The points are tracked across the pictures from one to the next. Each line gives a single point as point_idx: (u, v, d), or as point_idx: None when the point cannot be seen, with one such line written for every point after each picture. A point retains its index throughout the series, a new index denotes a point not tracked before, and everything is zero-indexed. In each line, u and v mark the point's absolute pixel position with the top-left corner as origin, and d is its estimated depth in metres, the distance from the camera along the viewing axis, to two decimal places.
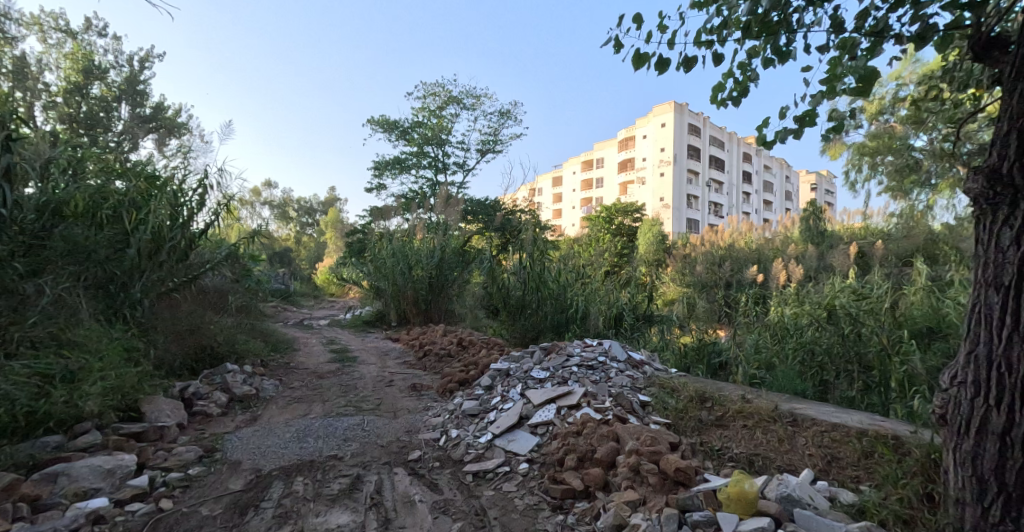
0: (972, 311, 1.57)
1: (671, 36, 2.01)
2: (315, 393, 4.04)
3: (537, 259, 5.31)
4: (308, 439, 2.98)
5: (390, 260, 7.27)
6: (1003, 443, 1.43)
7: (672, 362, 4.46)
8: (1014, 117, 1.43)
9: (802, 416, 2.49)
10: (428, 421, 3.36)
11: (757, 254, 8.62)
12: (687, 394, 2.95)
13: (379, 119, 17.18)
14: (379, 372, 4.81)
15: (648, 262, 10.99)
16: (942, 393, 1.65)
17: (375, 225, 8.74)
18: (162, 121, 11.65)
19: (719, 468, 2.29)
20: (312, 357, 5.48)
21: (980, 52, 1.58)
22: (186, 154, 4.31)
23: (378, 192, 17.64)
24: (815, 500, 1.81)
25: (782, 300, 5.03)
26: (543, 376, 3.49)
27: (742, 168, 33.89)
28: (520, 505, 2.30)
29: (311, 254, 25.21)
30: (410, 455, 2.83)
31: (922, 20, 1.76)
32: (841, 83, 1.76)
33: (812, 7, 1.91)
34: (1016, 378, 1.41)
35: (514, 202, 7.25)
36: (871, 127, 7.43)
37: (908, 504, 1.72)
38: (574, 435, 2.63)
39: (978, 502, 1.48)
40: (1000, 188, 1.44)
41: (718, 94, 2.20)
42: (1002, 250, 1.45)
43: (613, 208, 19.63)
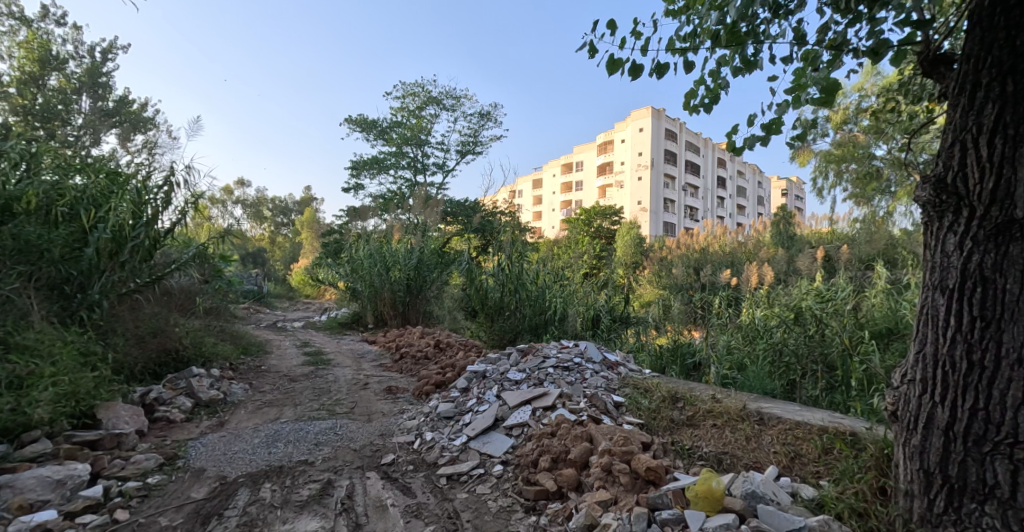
0: (921, 312, 1.65)
1: (643, 43, 2.06)
2: (287, 397, 3.95)
3: (516, 260, 5.33)
4: (278, 444, 2.91)
5: (368, 261, 7.18)
6: (946, 437, 1.51)
7: (648, 363, 4.54)
8: (958, 129, 1.52)
9: (769, 415, 2.57)
10: (402, 424, 3.33)
11: (730, 257, 8.84)
12: (660, 395, 3.01)
13: (356, 119, 16.97)
14: (354, 375, 4.73)
15: (626, 264, 11.15)
16: (894, 391, 1.74)
17: (352, 226, 8.60)
18: (127, 116, 11.20)
19: (689, 467, 2.33)
20: (285, 360, 5.37)
21: (929, 66, 1.66)
22: (153, 150, 4.17)
23: (356, 192, 17.39)
24: (778, 496, 1.86)
25: (753, 302, 5.18)
26: (519, 377, 3.51)
27: (716, 173, 34.68)
28: (493, 507, 2.30)
29: (286, 254, 24.68)
30: (383, 459, 2.80)
31: (877, 36, 1.85)
32: (805, 93, 1.83)
33: (777, 20, 1.98)
34: (959, 375, 1.49)
35: (494, 203, 7.27)
36: (837, 136, 7.74)
37: (863, 498, 1.79)
38: (549, 436, 2.65)
39: (925, 494, 1.56)
40: (946, 196, 1.52)
41: (690, 101, 2.26)
42: (947, 255, 1.53)
43: (592, 211, 19.88)
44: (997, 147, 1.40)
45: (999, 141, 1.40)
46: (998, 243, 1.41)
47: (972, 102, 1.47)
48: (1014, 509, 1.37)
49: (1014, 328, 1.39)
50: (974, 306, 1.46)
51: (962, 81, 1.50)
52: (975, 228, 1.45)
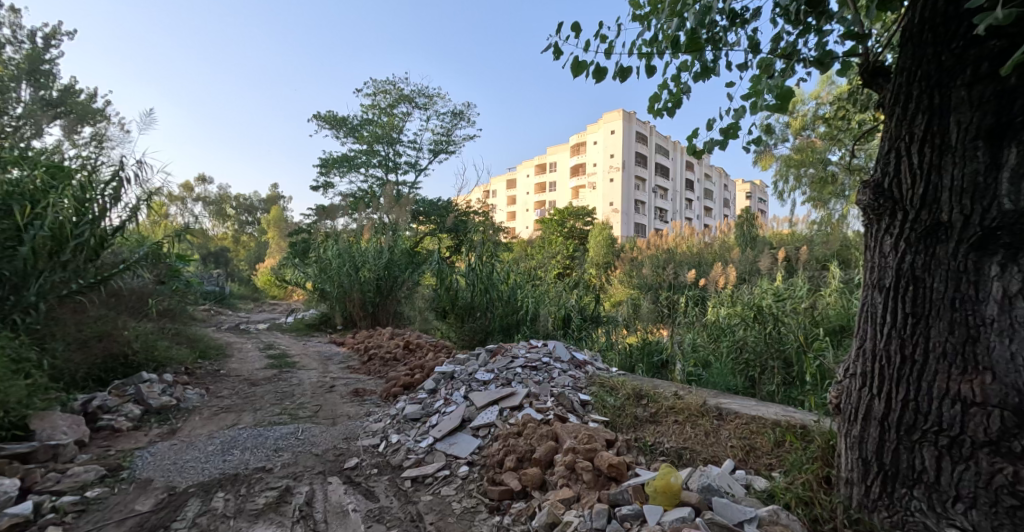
0: (862, 310, 1.74)
1: (607, 46, 2.10)
2: (246, 401, 3.81)
3: (487, 261, 5.32)
4: (234, 451, 2.80)
5: (336, 261, 7.02)
6: (881, 427, 1.60)
7: (617, 362, 4.62)
8: (893, 138, 1.61)
9: (727, 410, 2.65)
10: (367, 427, 3.27)
11: (698, 256, 9.09)
12: (624, 392, 3.06)
13: (325, 115, 16.55)
14: (320, 377, 4.62)
15: (598, 265, 11.30)
16: (838, 384, 1.83)
17: (320, 225, 8.37)
18: (73, 106, 10.49)
19: (651, 462, 2.38)
20: (247, 363, 5.17)
21: (869, 77, 1.75)
22: (102, 143, 3.93)
23: (324, 191, 16.94)
24: (732, 489, 1.92)
25: (718, 301, 5.35)
26: (487, 377, 3.50)
27: (683, 175, 35.59)
28: (457, 508, 2.29)
29: (251, 254, 23.82)
30: (346, 463, 2.74)
31: (824, 46, 1.94)
32: (761, 99, 1.90)
33: (733, 28, 2.05)
34: (894, 369, 1.58)
35: (468, 203, 7.26)
36: (796, 142, 8.10)
37: (809, 487, 1.86)
38: (516, 436, 2.65)
39: (863, 482, 1.65)
40: (883, 200, 1.61)
41: (655, 105, 2.31)
42: (884, 255, 1.62)
43: (565, 211, 20.07)
44: (926, 155, 1.49)
45: (928, 149, 1.49)
46: (927, 245, 1.50)
47: (906, 112, 1.56)
48: (938, 492, 1.47)
49: (941, 324, 1.48)
50: (907, 303, 1.55)
51: (897, 93, 1.58)
52: (907, 231, 1.55)
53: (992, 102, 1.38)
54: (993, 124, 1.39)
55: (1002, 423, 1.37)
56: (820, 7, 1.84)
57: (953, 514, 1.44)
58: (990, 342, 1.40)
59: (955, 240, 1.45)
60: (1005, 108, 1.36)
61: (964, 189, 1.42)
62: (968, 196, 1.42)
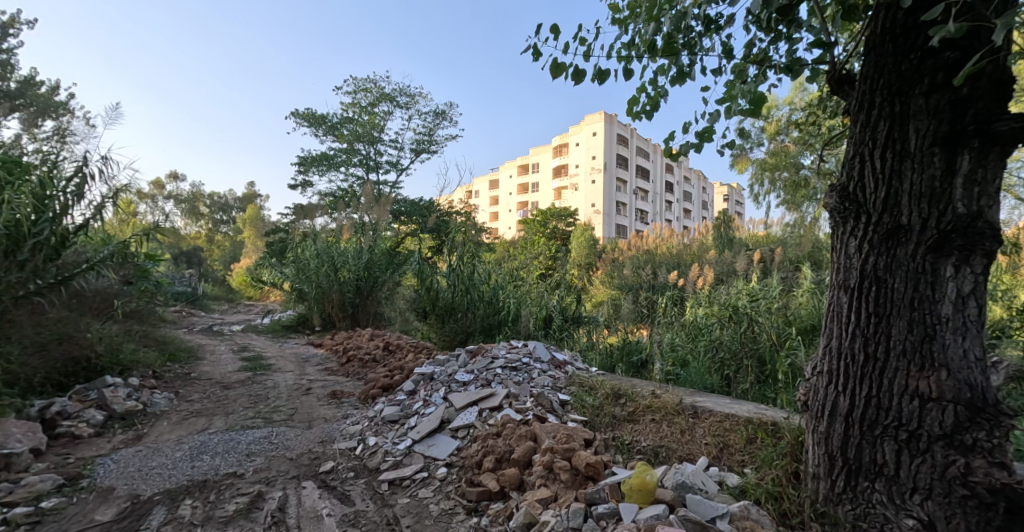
0: (829, 309, 1.79)
1: (586, 49, 2.12)
2: (218, 405, 3.71)
3: (468, 261, 5.30)
4: (203, 456, 2.72)
5: (314, 261, 6.89)
6: (846, 423, 1.65)
7: (598, 362, 4.66)
8: (857, 143, 1.66)
9: (702, 408, 2.69)
10: (344, 430, 3.22)
11: (677, 257, 9.25)
12: (603, 392, 3.09)
13: (303, 113, 16.24)
14: (295, 380, 4.53)
15: (580, 266, 11.40)
16: (806, 382, 1.87)
17: (297, 224, 8.20)
18: (33, 98, 10.01)
19: (627, 461, 2.41)
20: (219, 366, 5.03)
21: (835, 84, 1.79)
22: (64, 137, 3.77)
23: (303, 189, 16.61)
24: (705, 485, 1.95)
25: (696, 301, 5.44)
26: (466, 378, 3.48)
27: (663, 177, 36.12)
28: (435, 510, 2.28)
29: (226, 254, 23.20)
30: (322, 467, 2.69)
31: (794, 53, 2.00)
32: (735, 103, 1.94)
33: (708, 33, 2.09)
34: (858, 367, 1.63)
35: (450, 203, 7.22)
36: (770, 146, 8.34)
37: (778, 482, 1.91)
38: (494, 437, 2.65)
39: (829, 476, 1.69)
40: (848, 204, 1.66)
41: (633, 107, 2.35)
42: (849, 256, 1.67)
43: (547, 211, 20.17)
44: (886, 161, 1.55)
45: (889, 155, 1.54)
46: (887, 247, 1.56)
47: (868, 119, 1.61)
48: (898, 485, 1.53)
49: (900, 323, 1.54)
50: (870, 303, 1.60)
51: (861, 100, 1.63)
52: (870, 233, 1.60)
53: (947, 111, 1.45)
54: (948, 131, 1.45)
55: (955, 417, 1.46)
56: (790, 16, 1.89)
57: (911, 505, 1.50)
58: (945, 339, 1.48)
59: (914, 242, 1.51)
60: (959, 117, 1.44)
61: (922, 193, 1.49)
62: (926, 200, 1.48)
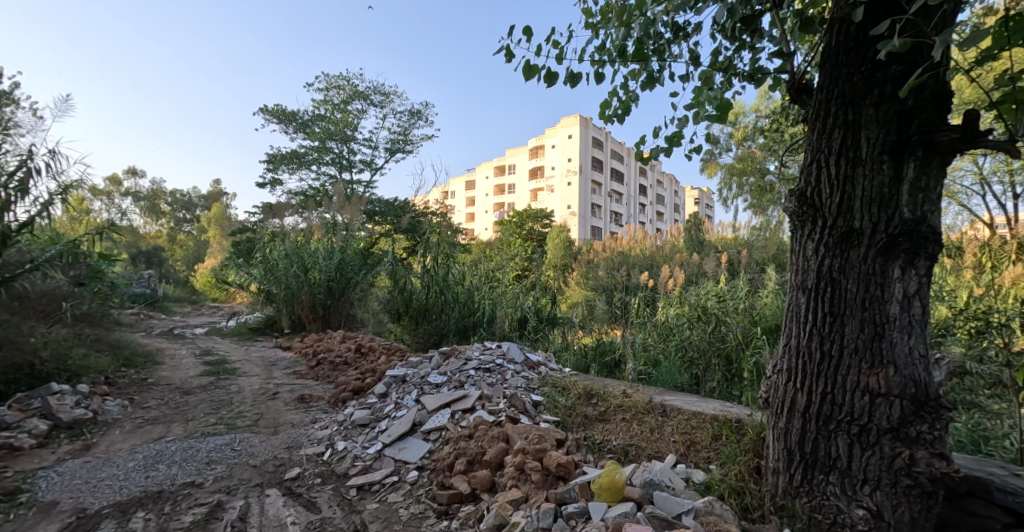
0: (788, 310, 1.85)
1: (559, 52, 2.14)
2: (177, 411, 3.57)
3: (443, 262, 5.26)
4: (159, 466, 2.61)
5: (283, 262, 6.72)
6: (804, 418, 1.71)
7: (572, 362, 4.69)
8: (814, 149, 1.72)
9: (671, 407, 2.75)
10: (312, 435, 3.14)
11: (650, 259, 9.43)
12: (576, 392, 3.11)
13: (272, 109, 15.78)
14: (262, 384, 4.39)
15: (556, 267, 11.49)
16: (767, 380, 1.92)
17: (265, 223, 7.95)
18: None
19: (598, 460, 2.43)
20: (179, 371, 4.83)
21: (795, 93, 1.85)
22: (8, 129, 3.56)
23: (272, 188, 16.14)
24: (672, 482, 1.98)
25: (668, 301, 5.55)
26: (439, 380, 3.45)
27: (637, 181, 36.75)
28: (404, 515, 2.25)
29: (190, 254, 22.33)
30: (287, 474, 2.62)
31: (757, 62, 2.07)
32: (702, 110, 2.00)
33: (677, 40, 2.14)
34: (815, 364, 1.70)
35: (425, 203, 7.16)
36: (738, 151, 8.62)
37: (740, 478, 1.96)
38: (466, 439, 2.64)
39: (788, 470, 1.75)
40: (806, 208, 1.72)
41: (605, 111, 2.39)
42: (807, 258, 1.74)
43: (523, 212, 20.22)
44: (840, 167, 1.62)
45: (843, 161, 1.61)
46: (842, 249, 1.63)
47: (824, 127, 1.68)
48: (850, 477, 1.60)
49: (853, 323, 1.61)
50: (827, 303, 1.66)
51: (818, 109, 1.70)
52: (826, 236, 1.66)
53: (894, 121, 1.53)
54: (896, 140, 1.53)
55: (901, 411, 1.54)
56: (753, 26, 1.96)
57: (862, 496, 1.58)
58: (893, 338, 1.56)
59: (865, 245, 1.58)
60: (905, 127, 1.52)
61: (873, 199, 1.56)
62: (876, 205, 1.56)
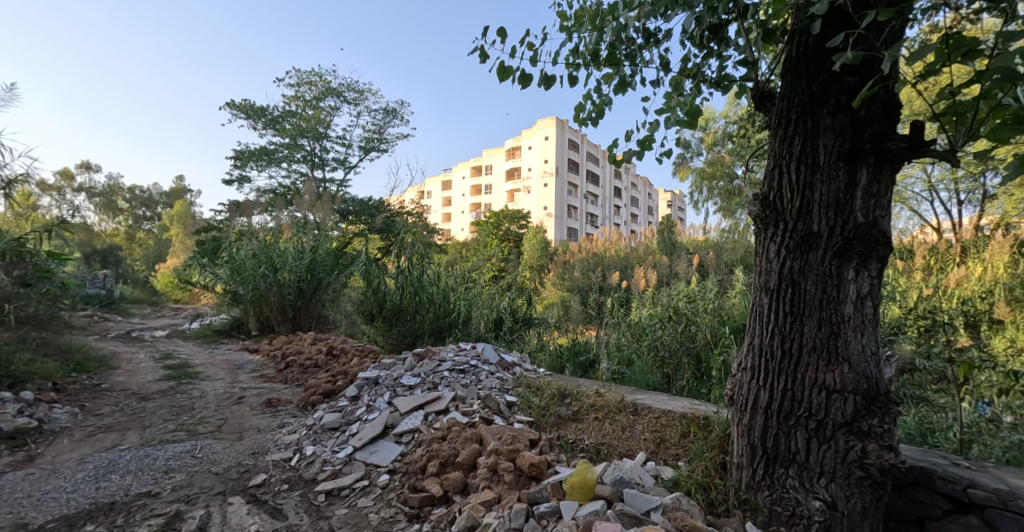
0: (752, 309, 1.90)
1: (532, 54, 2.14)
2: (133, 418, 3.42)
3: (417, 263, 5.21)
4: (112, 476, 2.50)
5: (251, 262, 6.52)
6: (766, 415, 1.77)
7: (547, 363, 4.71)
8: (776, 155, 1.78)
9: (642, 406, 2.79)
10: (280, 440, 3.06)
11: (624, 260, 9.58)
12: (549, 392, 3.13)
13: (239, 104, 15.31)
14: (226, 388, 4.25)
15: (532, 267, 11.55)
16: (732, 378, 1.97)
17: (232, 221, 7.71)
18: None
19: (571, 459, 2.46)
20: (136, 376, 4.62)
21: (759, 100, 1.91)
22: None
23: (239, 185, 15.64)
24: (642, 479, 2.01)
25: (641, 302, 5.65)
26: (412, 382, 3.41)
27: (612, 183, 37.26)
28: (374, 519, 2.22)
29: (151, 253, 21.42)
30: (252, 481, 2.55)
31: (724, 70, 2.13)
32: (671, 115, 2.05)
33: (648, 46, 2.18)
34: (776, 362, 1.76)
35: (401, 203, 7.08)
36: (708, 155, 8.85)
37: (707, 473, 2.00)
38: (439, 441, 2.62)
39: (750, 465, 1.81)
40: (769, 212, 1.78)
41: (580, 114, 2.41)
42: (769, 260, 1.80)
43: (500, 213, 20.22)
44: (800, 173, 1.69)
45: (803, 168, 1.68)
46: (801, 252, 1.70)
47: (785, 134, 1.74)
48: (808, 470, 1.67)
49: (811, 322, 1.68)
50: (788, 303, 1.73)
51: (781, 115, 1.76)
52: (787, 239, 1.73)
53: (849, 130, 1.61)
54: (850, 148, 1.61)
55: (854, 406, 1.62)
56: (720, 34, 2.02)
57: (818, 488, 1.65)
58: (847, 336, 1.63)
59: (822, 248, 1.65)
60: (858, 136, 1.60)
61: (829, 203, 1.63)
62: (832, 210, 1.63)
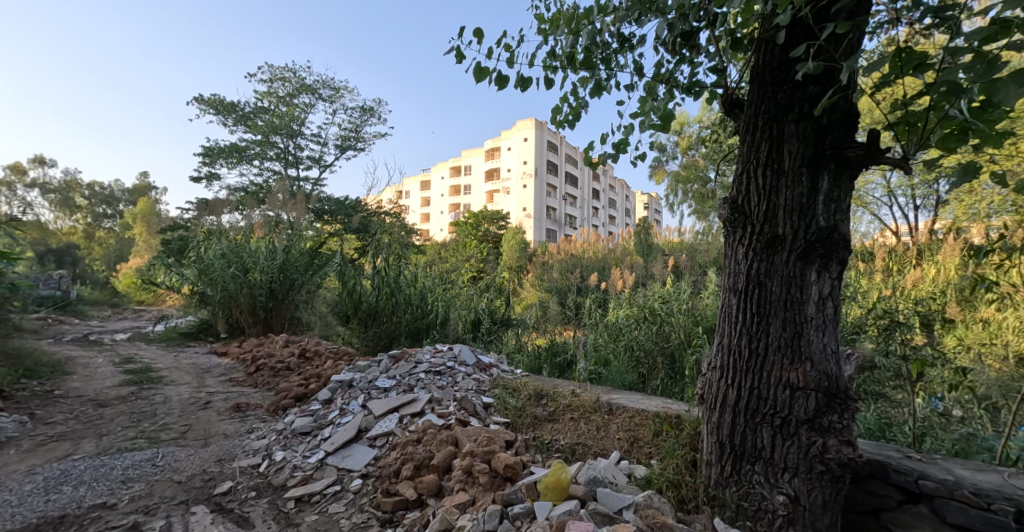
0: (722, 310, 1.95)
1: (509, 55, 2.16)
2: (89, 426, 3.27)
3: (393, 264, 5.15)
4: (64, 488, 2.38)
5: (219, 262, 6.32)
6: (735, 412, 1.81)
7: (524, 364, 4.71)
8: (744, 160, 1.83)
9: (617, 405, 2.82)
10: (248, 446, 2.98)
11: (602, 261, 9.68)
12: (526, 393, 3.13)
13: (208, 99, 14.85)
14: (191, 393, 4.11)
15: (510, 268, 11.55)
16: (703, 377, 2.01)
17: (201, 220, 7.47)
18: None
19: (546, 460, 2.47)
20: (94, 382, 4.42)
21: (728, 107, 1.95)
22: None
23: (208, 182, 15.16)
24: (616, 478, 2.03)
25: (618, 303, 5.71)
26: (388, 384, 3.37)
27: (591, 186, 37.66)
28: (345, 525, 2.18)
29: (112, 253, 20.52)
30: (217, 489, 2.47)
31: (696, 76, 2.17)
32: (644, 120, 2.09)
33: (623, 51, 2.22)
34: (744, 361, 1.80)
35: (378, 203, 6.99)
36: (683, 159, 9.03)
37: (678, 471, 2.03)
38: (414, 444, 2.59)
39: (719, 462, 1.85)
40: (737, 215, 1.83)
41: (557, 116, 2.44)
42: (738, 263, 1.84)
43: (479, 214, 20.16)
44: (766, 178, 1.74)
45: (768, 173, 1.74)
46: (767, 254, 1.75)
47: (752, 140, 1.79)
48: (772, 466, 1.72)
49: (776, 322, 1.73)
50: (755, 304, 1.78)
51: (748, 121, 1.81)
52: (754, 242, 1.78)
53: (812, 137, 1.66)
54: (813, 155, 1.66)
55: (816, 403, 1.68)
56: (691, 42, 2.06)
57: (782, 483, 1.70)
58: (810, 336, 1.69)
59: (787, 251, 1.70)
60: (820, 143, 1.66)
61: (794, 208, 1.69)
62: (797, 214, 1.68)
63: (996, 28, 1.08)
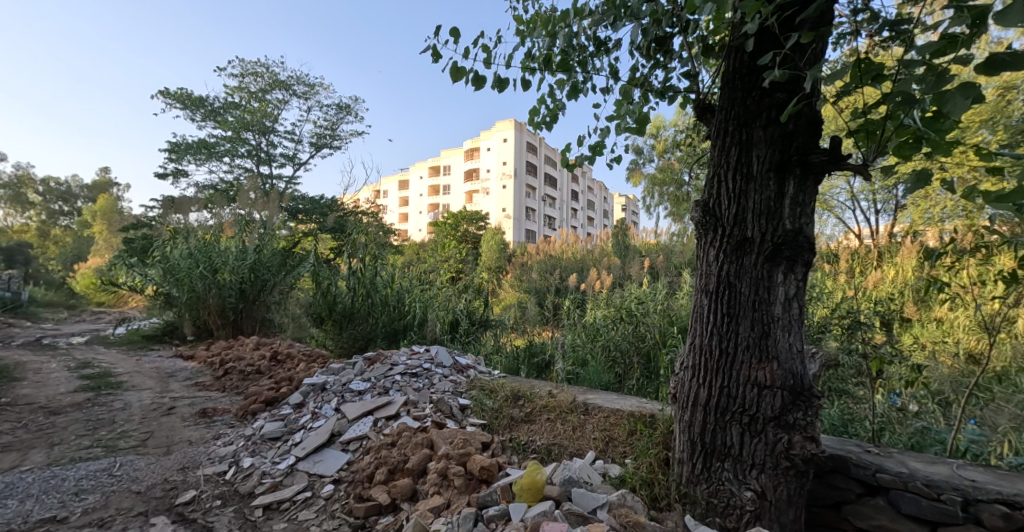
0: (694, 311, 1.97)
1: (486, 55, 2.15)
2: (41, 435, 3.10)
3: (369, 264, 5.05)
4: (11, 501, 2.26)
5: (186, 262, 6.10)
6: (706, 411, 1.84)
7: (501, 365, 4.69)
8: (715, 163, 1.86)
9: (593, 405, 2.83)
10: (214, 452, 2.88)
11: (580, 262, 9.74)
12: (503, 394, 3.12)
13: (175, 93, 14.34)
14: (154, 398, 3.95)
15: (489, 269, 11.52)
16: (675, 376, 2.03)
17: (166, 218, 7.18)
18: None
19: (522, 461, 2.47)
20: (47, 388, 4.21)
21: (700, 112, 1.99)
22: None
23: (174, 179, 14.64)
24: (591, 478, 2.04)
25: (596, 303, 5.76)
26: (362, 387, 3.31)
27: (569, 187, 37.93)
28: None
29: (70, 252, 19.59)
30: (180, 498, 2.38)
31: (669, 81, 2.21)
32: (619, 123, 2.11)
33: (599, 54, 2.24)
34: (715, 360, 1.83)
35: (355, 202, 6.86)
36: (660, 162, 9.18)
37: (651, 469, 2.05)
38: (388, 447, 2.55)
39: (690, 460, 1.88)
40: (708, 218, 1.86)
41: (534, 117, 2.45)
42: (709, 264, 1.88)
43: (458, 214, 20.05)
44: (735, 182, 1.78)
45: (738, 176, 1.78)
46: (736, 256, 1.79)
47: (722, 145, 1.83)
48: (741, 462, 1.76)
49: (745, 322, 1.77)
50: (725, 304, 1.81)
51: (719, 125, 1.84)
52: (724, 244, 1.82)
53: (779, 142, 1.71)
54: (780, 159, 1.71)
55: (782, 401, 1.72)
56: (665, 47, 2.09)
57: (750, 479, 1.74)
58: (777, 336, 1.74)
59: (755, 253, 1.75)
60: (786, 148, 1.71)
61: (762, 211, 1.73)
62: (765, 216, 1.73)
63: (946, 42, 1.13)
